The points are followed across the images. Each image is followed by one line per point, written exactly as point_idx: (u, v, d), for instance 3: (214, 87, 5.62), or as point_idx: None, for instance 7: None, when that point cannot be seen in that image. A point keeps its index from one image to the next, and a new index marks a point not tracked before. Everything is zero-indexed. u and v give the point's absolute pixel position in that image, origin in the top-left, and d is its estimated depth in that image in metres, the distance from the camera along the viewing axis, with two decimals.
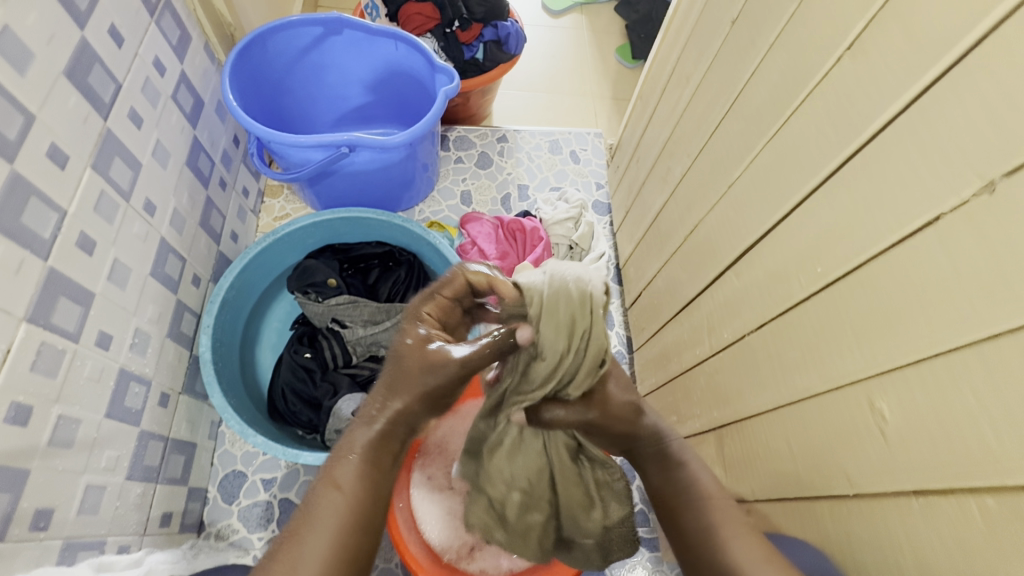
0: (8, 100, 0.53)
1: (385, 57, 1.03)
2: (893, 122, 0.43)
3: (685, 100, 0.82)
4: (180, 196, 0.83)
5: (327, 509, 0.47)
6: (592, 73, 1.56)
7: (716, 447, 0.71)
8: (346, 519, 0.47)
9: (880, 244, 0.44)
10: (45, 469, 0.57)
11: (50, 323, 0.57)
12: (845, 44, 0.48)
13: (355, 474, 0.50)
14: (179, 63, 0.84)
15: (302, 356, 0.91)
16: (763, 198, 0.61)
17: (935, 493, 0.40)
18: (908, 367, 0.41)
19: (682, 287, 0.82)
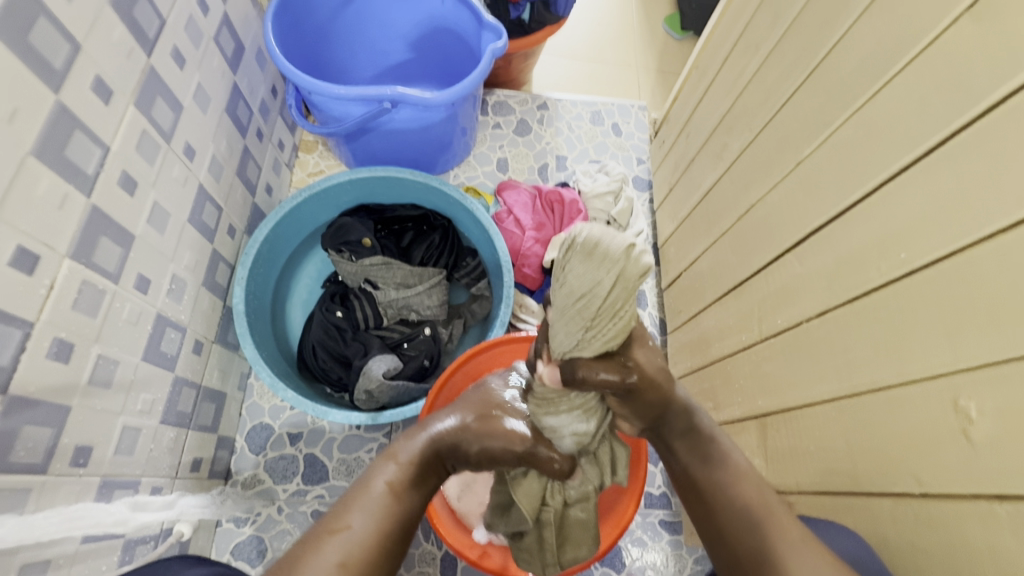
0: (56, 27, 0.51)
1: (430, 11, 0.99)
2: (1020, 91, 0.39)
3: (751, 70, 0.77)
4: (219, 143, 0.81)
5: (379, 509, 0.47)
6: (637, 42, 1.49)
7: (757, 436, 0.69)
8: (392, 517, 0.47)
9: (987, 228, 0.40)
10: (85, 408, 0.57)
11: (90, 261, 0.57)
12: (965, 3, 0.43)
13: (410, 474, 0.50)
14: (222, 4, 0.81)
15: (334, 315, 0.90)
16: (837, 178, 0.57)
17: (1023, 499, 0.37)
18: (1009, 364, 0.38)
19: (731, 269, 0.79)
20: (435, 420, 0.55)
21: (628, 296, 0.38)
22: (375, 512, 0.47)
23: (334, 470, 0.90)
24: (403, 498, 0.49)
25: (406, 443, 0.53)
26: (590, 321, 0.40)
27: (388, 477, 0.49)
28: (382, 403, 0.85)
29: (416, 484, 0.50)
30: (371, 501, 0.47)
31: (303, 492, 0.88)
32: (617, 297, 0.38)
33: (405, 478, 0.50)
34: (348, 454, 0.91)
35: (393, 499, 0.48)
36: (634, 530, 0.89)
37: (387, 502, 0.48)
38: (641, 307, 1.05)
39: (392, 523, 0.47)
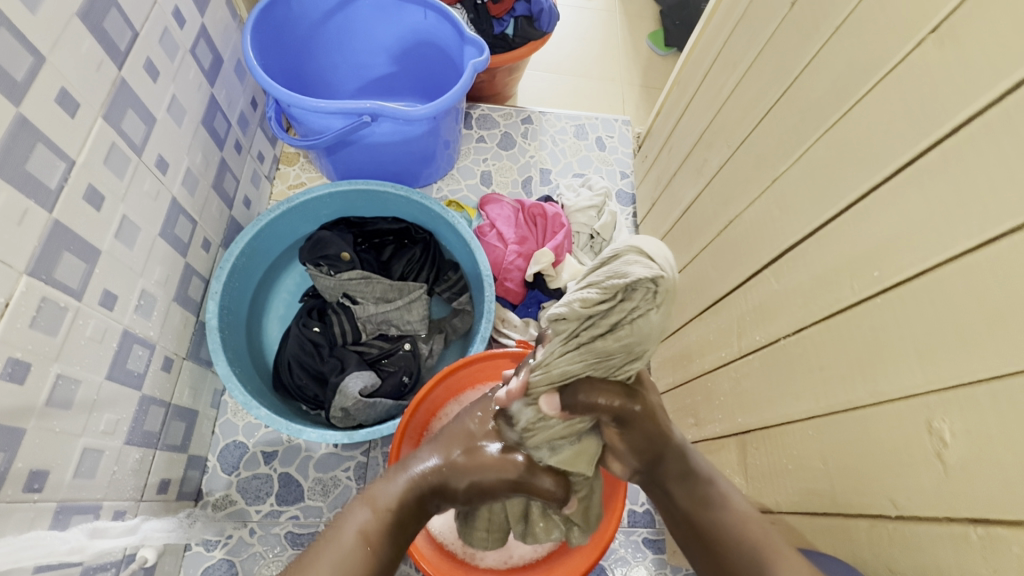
0: (19, 39, 0.50)
1: (413, 26, 0.99)
2: (984, 113, 0.39)
3: (728, 88, 0.78)
4: (194, 156, 0.80)
5: (350, 563, 0.48)
6: (621, 57, 1.51)
7: (738, 453, 0.68)
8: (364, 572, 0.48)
9: (955, 248, 0.41)
10: (41, 430, 0.55)
11: (51, 278, 0.55)
12: (930, 27, 0.44)
13: (384, 521, 0.51)
14: (199, 16, 0.80)
15: (310, 330, 0.89)
16: (811, 196, 0.58)
17: (998, 523, 0.37)
18: (978, 386, 0.38)
19: (711, 284, 0.79)
20: (415, 461, 0.56)
21: (621, 314, 0.37)
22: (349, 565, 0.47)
23: (309, 489, 0.87)
24: (376, 547, 0.49)
25: (386, 487, 0.54)
26: (569, 327, 0.40)
27: (360, 525, 0.50)
28: (358, 421, 0.83)
29: (391, 532, 0.51)
30: (341, 548, 0.48)
31: (277, 513, 0.85)
32: (619, 319, 0.37)
33: (380, 527, 0.51)
34: (325, 473, 0.88)
35: (366, 546, 0.49)
36: (617, 549, 0.88)
37: (358, 551, 0.49)
38: None
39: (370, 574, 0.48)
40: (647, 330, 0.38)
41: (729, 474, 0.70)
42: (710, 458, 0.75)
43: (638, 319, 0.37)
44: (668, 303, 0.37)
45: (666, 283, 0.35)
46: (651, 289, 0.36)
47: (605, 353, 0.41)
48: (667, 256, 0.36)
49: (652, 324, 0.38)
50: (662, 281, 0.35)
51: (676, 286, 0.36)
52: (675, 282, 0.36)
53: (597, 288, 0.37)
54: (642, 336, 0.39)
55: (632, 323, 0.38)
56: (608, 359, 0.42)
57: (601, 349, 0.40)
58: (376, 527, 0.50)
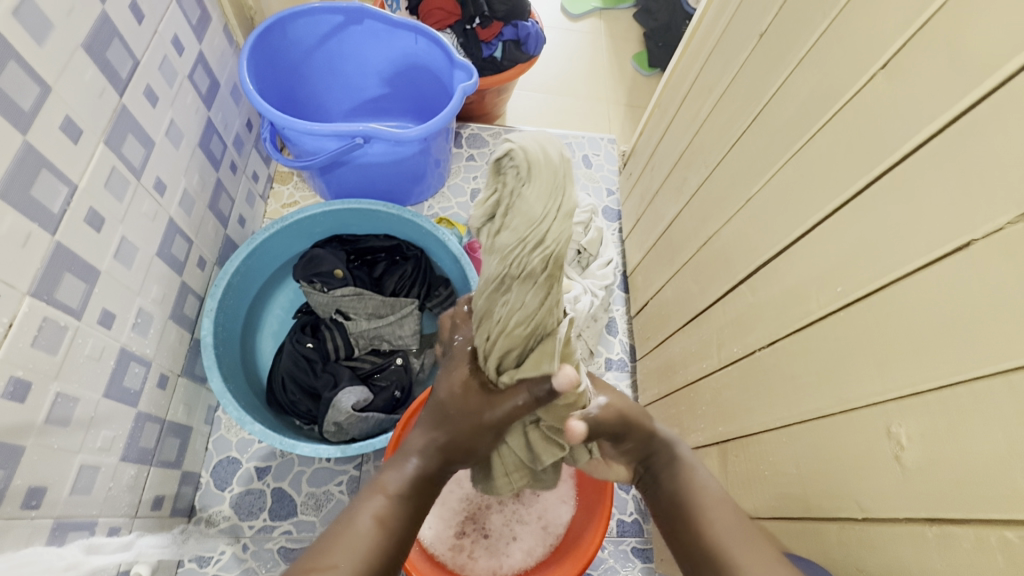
0: (26, 71, 0.52)
1: (404, 50, 1.03)
2: (928, 143, 0.43)
3: (704, 111, 0.82)
4: (191, 177, 0.82)
5: (365, 549, 0.48)
6: (606, 77, 1.56)
7: (719, 461, 0.71)
8: (381, 559, 0.49)
9: (907, 266, 0.44)
10: (40, 447, 0.56)
11: (52, 298, 0.57)
12: (880, 63, 0.48)
13: (396, 506, 0.52)
14: (198, 43, 0.83)
15: (304, 346, 0.90)
16: (780, 215, 0.61)
17: (950, 521, 0.39)
18: (930, 393, 0.41)
19: (692, 298, 0.82)
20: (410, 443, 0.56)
21: (506, 201, 0.34)
22: (365, 551, 0.48)
23: (302, 504, 0.88)
24: (391, 531, 0.50)
25: (391, 473, 0.54)
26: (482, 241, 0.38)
27: (373, 512, 0.51)
28: (351, 435, 0.85)
29: (404, 516, 0.52)
30: (357, 536, 0.49)
31: (270, 528, 0.86)
32: (501, 206, 0.34)
33: (393, 510, 0.51)
34: (317, 488, 0.89)
35: (382, 532, 0.50)
36: (606, 559, 0.89)
37: (375, 536, 0.49)
38: (612, 334, 1.08)
39: (386, 554, 0.49)
40: (535, 209, 0.33)
41: None
42: None
43: (517, 199, 0.34)
44: (541, 175, 0.33)
45: (535, 155, 0.33)
46: (521, 162, 0.33)
47: (506, 258, 0.35)
48: (551, 136, 0.34)
49: (533, 205, 0.33)
50: (520, 151, 0.33)
51: (554, 161, 0.33)
52: (552, 157, 0.33)
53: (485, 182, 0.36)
54: (529, 223, 0.33)
55: (515, 205, 0.34)
56: (518, 265, 0.36)
57: (495, 251, 0.36)
58: (385, 511, 0.51)
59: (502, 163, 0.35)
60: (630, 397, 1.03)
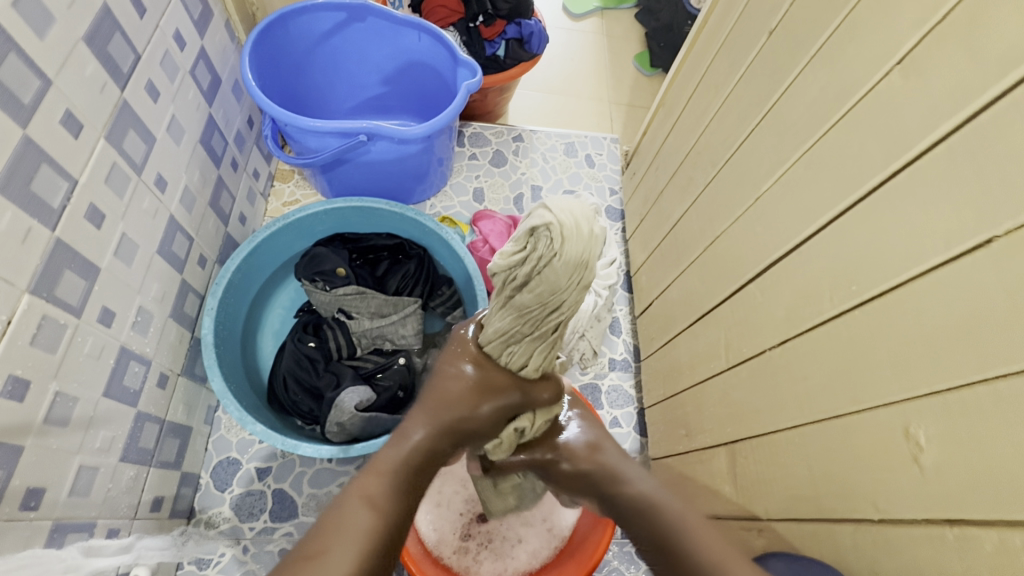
0: (26, 63, 0.51)
1: (407, 48, 1.02)
2: (945, 139, 0.42)
3: (711, 110, 0.81)
4: (192, 174, 0.81)
5: (363, 529, 0.38)
6: (608, 77, 1.56)
7: (728, 463, 0.70)
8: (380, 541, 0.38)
9: (924, 264, 0.43)
10: (38, 447, 0.55)
11: (52, 296, 0.55)
12: (895, 59, 0.48)
13: (390, 485, 0.43)
14: (199, 39, 0.82)
15: (306, 345, 0.89)
16: (790, 214, 0.61)
17: (970, 524, 0.39)
18: (949, 393, 0.40)
19: (699, 298, 0.81)
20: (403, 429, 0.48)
21: (537, 275, 0.37)
22: (354, 528, 0.38)
23: (303, 506, 0.87)
24: (387, 511, 0.40)
25: (387, 452, 0.46)
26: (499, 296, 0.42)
27: (362, 493, 0.41)
28: (354, 436, 0.84)
29: (399, 495, 0.43)
30: (350, 521, 0.39)
31: (271, 530, 0.85)
32: (527, 272, 0.37)
33: (386, 491, 0.42)
34: (319, 489, 0.88)
35: (376, 513, 0.40)
36: (611, 561, 0.89)
37: (370, 516, 0.39)
38: (616, 334, 1.07)
39: (386, 527, 0.39)
40: (563, 283, 0.37)
41: (719, 484, 0.72)
42: (701, 468, 0.77)
43: (547, 270, 0.36)
44: (573, 251, 0.35)
45: (569, 233, 0.35)
46: (558, 240, 0.35)
47: (524, 313, 0.41)
48: (583, 207, 0.36)
49: (561, 276, 0.36)
50: (555, 225, 0.35)
51: (583, 238, 0.35)
52: (583, 234, 0.35)
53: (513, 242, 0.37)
54: (554, 290, 0.38)
55: (550, 279, 0.37)
56: (532, 318, 0.42)
57: (521, 306, 0.40)
58: (377, 492, 0.42)
59: (535, 230, 0.36)
60: (634, 397, 1.02)
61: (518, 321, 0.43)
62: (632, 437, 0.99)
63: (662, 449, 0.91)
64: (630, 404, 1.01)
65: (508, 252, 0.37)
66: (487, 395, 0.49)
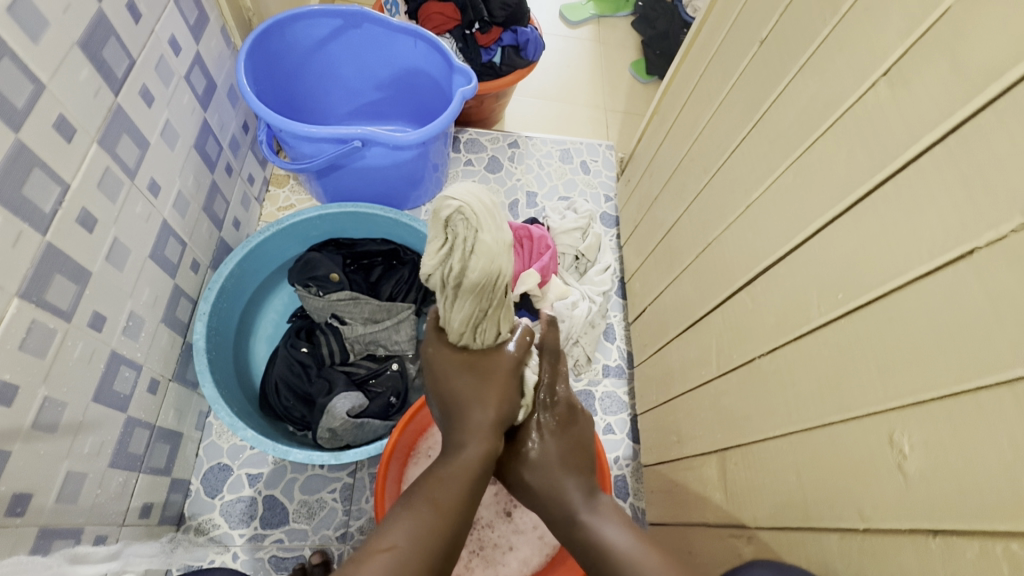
0: (20, 68, 0.51)
1: (403, 55, 1.02)
2: (931, 149, 0.43)
3: (704, 118, 0.82)
4: (186, 178, 0.81)
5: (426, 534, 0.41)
6: (604, 84, 1.57)
7: (718, 470, 0.70)
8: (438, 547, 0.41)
9: (909, 273, 0.44)
10: (26, 452, 0.54)
11: (42, 300, 0.55)
12: (882, 69, 0.48)
13: (455, 488, 0.44)
14: (194, 44, 0.82)
15: (299, 350, 0.90)
16: (780, 222, 0.61)
17: (953, 533, 0.39)
18: (934, 402, 0.41)
19: (691, 304, 0.81)
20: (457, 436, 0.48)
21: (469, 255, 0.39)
22: (423, 532, 0.41)
23: (294, 512, 0.86)
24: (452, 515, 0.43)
25: (461, 458, 0.46)
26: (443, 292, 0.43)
27: (431, 497, 0.43)
28: (346, 442, 0.84)
29: (463, 498, 0.44)
30: (417, 523, 0.41)
31: (261, 536, 0.84)
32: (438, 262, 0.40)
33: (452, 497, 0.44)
34: (310, 495, 0.88)
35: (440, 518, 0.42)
36: None
37: (434, 520, 0.42)
38: (609, 340, 1.07)
39: (446, 535, 0.42)
40: (496, 254, 0.39)
41: (710, 491, 0.72)
42: (692, 475, 0.77)
43: (474, 246, 0.38)
44: (489, 222, 0.38)
45: (467, 213, 0.38)
46: (471, 210, 0.37)
47: (476, 296, 0.42)
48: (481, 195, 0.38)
49: (490, 247, 0.38)
50: (467, 207, 0.37)
51: (485, 215, 0.38)
52: (483, 213, 0.38)
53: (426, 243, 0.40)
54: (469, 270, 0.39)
55: (481, 253, 0.38)
56: (486, 299, 0.43)
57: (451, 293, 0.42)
58: (444, 498, 0.43)
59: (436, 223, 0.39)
60: (627, 404, 1.02)
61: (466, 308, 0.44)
62: (624, 444, 0.98)
63: (654, 456, 0.91)
64: (623, 410, 1.01)
65: (436, 242, 0.39)
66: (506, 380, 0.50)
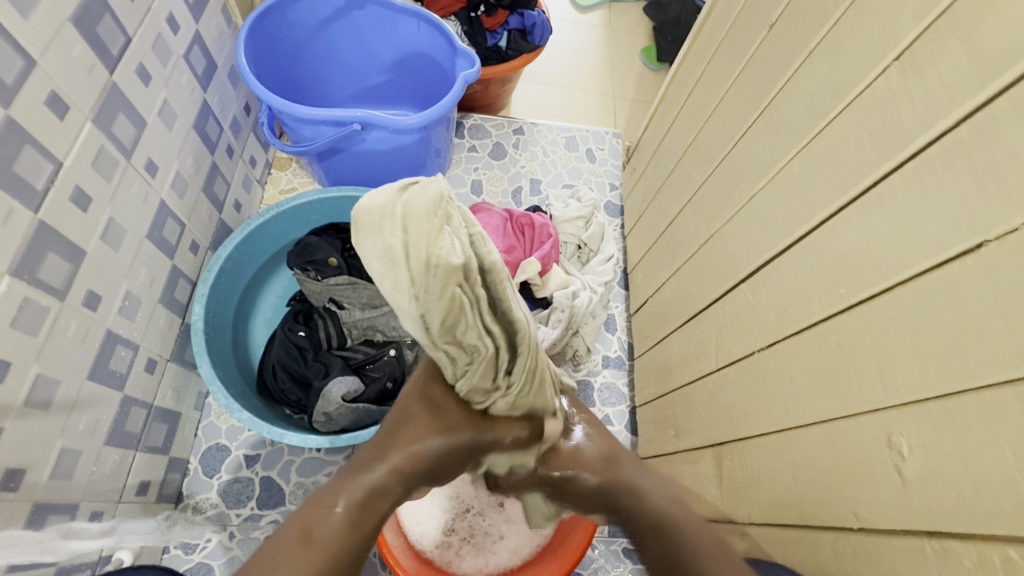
0: (9, 42, 0.51)
1: (407, 37, 1.01)
2: (942, 139, 0.41)
3: (711, 105, 0.80)
4: (184, 159, 0.81)
5: (297, 571, 0.36)
6: (614, 71, 1.53)
7: (714, 465, 0.69)
8: None
9: (915, 268, 0.42)
10: (20, 428, 0.55)
11: (35, 278, 0.55)
12: (894, 54, 0.46)
13: (328, 542, 0.38)
14: (194, 23, 0.81)
15: (296, 334, 0.89)
16: (784, 214, 0.59)
17: (950, 537, 0.37)
18: (934, 401, 0.39)
19: (692, 297, 0.80)
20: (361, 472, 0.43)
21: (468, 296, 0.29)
22: (298, 573, 0.36)
23: (290, 494, 0.87)
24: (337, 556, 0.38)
25: (350, 483, 0.42)
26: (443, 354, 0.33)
27: (301, 523, 0.39)
28: (341, 427, 0.84)
29: (343, 535, 0.39)
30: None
31: (258, 517, 0.85)
32: (446, 318, 0.29)
33: (329, 536, 0.39)
34: (307, 478, 0.88)
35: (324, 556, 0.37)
36: (596, 559, 0.88)
37: (313, 560, 0.37)
38: (610, 331, 1.06)
39: (328, 572, 0.37)
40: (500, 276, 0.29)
41: (704, 486, 0.71)
42: (688, 469, 0.76)
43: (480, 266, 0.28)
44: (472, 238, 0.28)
45: (411, 237, 0.26)
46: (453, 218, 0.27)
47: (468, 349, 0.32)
48: (385, 192, 0.27)
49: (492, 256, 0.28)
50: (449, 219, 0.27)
51: (422, 229, 0.26)
52: (422, 224, 0.26)
53: (410, 319, 0.29)
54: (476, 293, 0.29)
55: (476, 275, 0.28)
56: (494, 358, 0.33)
57: (472, 347, 0.32)
58: (341, 527, 0.39)
59: (391, 265, 0.27)
60: (626, 396, 1.01)
61: (490, 356, 0.33)
62: (622, 436, 0.98)
63: (651, 448, 0.90)
64: (621, 402, 1.00)
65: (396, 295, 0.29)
66: (450, 433, 0.43)
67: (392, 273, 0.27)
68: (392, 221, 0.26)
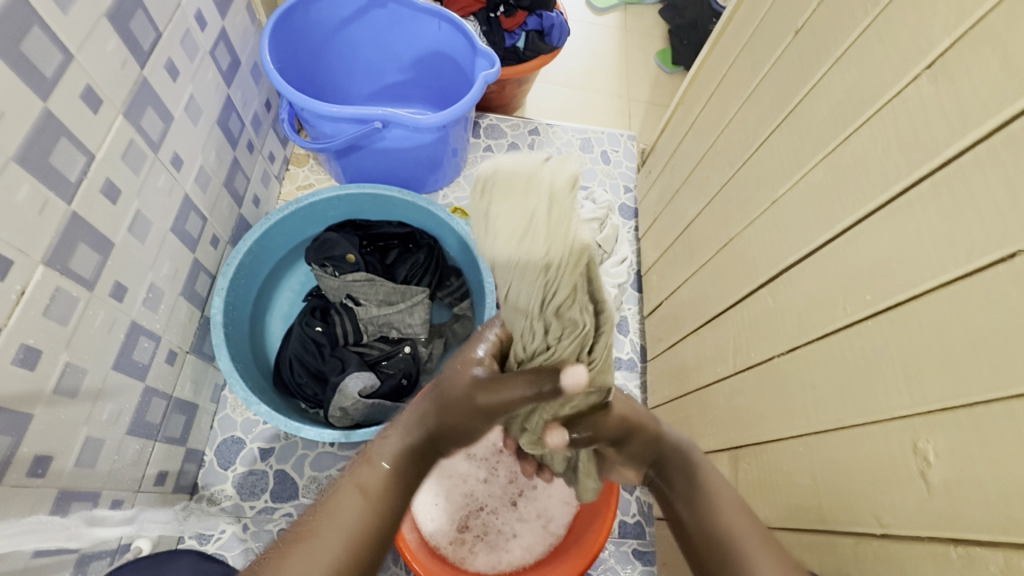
0: (49, 36, 0.52)
1: (427, 36, 1.01)
2: (976, 146, 0.41)
3: (733, 109, 0.80)
4: (208, 154, 0.82)
5: (350, 517, 0.45)
6: (629, 73, 1.54)
7: (729, 468, 0.69)
8: (365, 528, 0.45)
9: (944, 276, 0.42)
10: (48, 416, 0.56)
11: (66, 268, 0.56)
12: (926, 63, 0.46)
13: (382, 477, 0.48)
14: (220, 19, 0.82)
15: (313, 329, 0.90)
16: (806, 220, 0.59)
17: (976, 544, 0.38)
18: (962, 409, 0.39)
19: (709, 301, 0.80)
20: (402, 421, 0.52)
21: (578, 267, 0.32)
22: (349, 523, 0.45)
23: (303, 488, 0.88)
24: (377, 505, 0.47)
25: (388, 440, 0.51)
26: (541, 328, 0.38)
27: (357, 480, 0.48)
28: (356, 421, 0.84)
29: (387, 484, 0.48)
30: (343, 513, 0.45)
31: (271, 509, 0.86)
32: (565, 295, 0.34)
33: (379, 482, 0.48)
34: (320, 472, 0.89)
35: (367, 505, 0.46)
36: (607, 559, 0.88)
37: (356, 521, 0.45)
38: (623, 333, 1.06)
39: (370, 527, 0.46)
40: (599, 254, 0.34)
41: None
42: None
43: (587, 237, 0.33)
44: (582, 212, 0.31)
45: (554, 210, 0.30)
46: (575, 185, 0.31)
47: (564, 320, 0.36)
48: (524, 165, 0.30)
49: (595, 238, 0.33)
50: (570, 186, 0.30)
51: (563, 207, 0.30)
52: (564, 202, 0.30)
53: (527, 286, 0.33)
54: (590, 270, 0.34)
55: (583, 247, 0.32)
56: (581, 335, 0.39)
57: (572, 319, 0.37)
58: (382, 487, 0.48)
59: (528, 227, 0.30)
60: (639, 398, 1.01)
61: (581, 333, 0.38)
62: None
63: None
64: None
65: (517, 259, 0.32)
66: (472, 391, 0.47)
67: (522, 236, 0.30)
68: (531, 184, 0.30)
